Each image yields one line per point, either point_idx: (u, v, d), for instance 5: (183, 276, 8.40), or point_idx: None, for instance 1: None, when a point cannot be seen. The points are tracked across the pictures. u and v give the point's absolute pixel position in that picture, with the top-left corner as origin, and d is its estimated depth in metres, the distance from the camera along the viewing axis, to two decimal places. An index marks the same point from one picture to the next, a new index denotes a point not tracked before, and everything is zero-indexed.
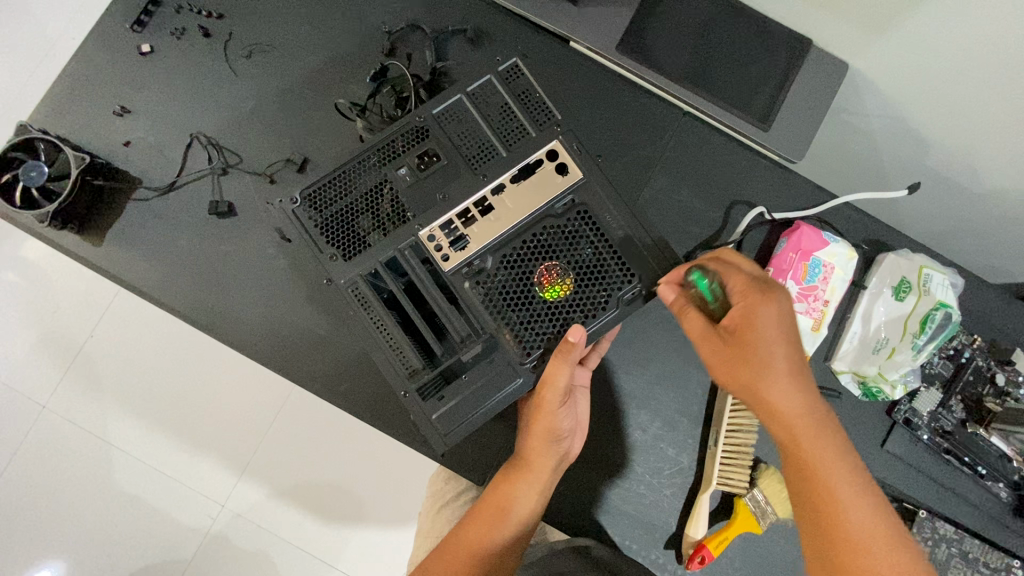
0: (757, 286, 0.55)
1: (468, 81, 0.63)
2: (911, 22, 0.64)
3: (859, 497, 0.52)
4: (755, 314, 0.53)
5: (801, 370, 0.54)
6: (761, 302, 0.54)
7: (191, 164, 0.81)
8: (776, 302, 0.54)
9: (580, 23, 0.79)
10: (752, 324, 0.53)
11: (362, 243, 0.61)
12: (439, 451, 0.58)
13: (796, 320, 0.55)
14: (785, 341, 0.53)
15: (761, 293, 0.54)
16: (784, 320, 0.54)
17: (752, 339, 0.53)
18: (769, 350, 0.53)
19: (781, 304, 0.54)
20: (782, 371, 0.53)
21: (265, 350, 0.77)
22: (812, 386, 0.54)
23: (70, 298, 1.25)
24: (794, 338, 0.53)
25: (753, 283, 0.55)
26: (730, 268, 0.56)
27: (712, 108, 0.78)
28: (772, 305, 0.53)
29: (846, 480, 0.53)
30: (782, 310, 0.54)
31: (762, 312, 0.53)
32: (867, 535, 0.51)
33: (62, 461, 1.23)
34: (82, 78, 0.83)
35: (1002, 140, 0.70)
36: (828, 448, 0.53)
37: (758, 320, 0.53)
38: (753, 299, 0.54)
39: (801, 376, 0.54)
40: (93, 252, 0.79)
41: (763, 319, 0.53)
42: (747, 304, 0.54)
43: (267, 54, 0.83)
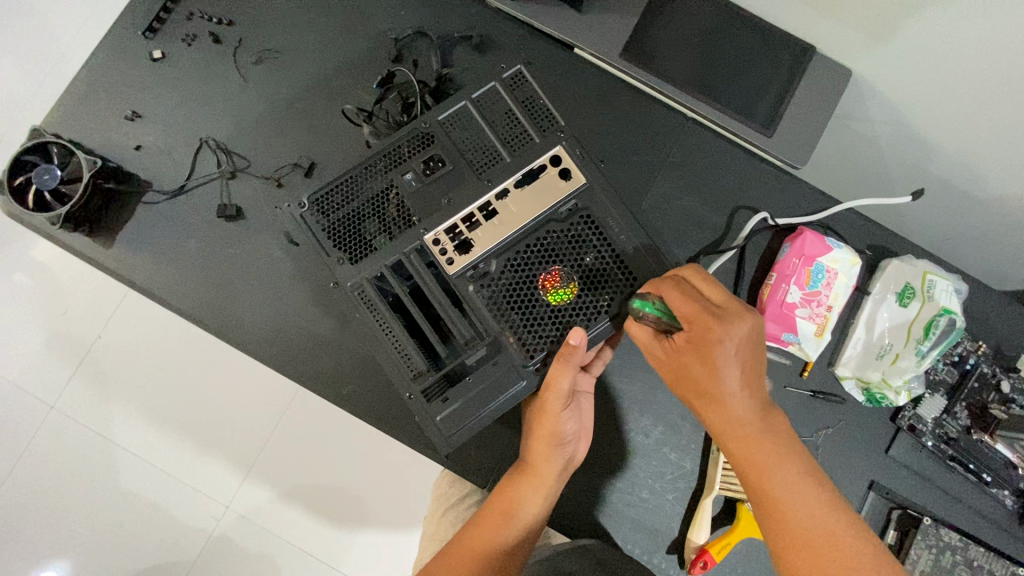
0: (706, 311, 0.53)
1: (472, 88, 0.64)
2: (918, 27, 0.64)
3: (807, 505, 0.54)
4: (699, 336, 0.54)
5: (751, 384, 0.55)
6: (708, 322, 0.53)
7: (200, 168, 0.82)
8: (722, 331, 0.53)
9: (585, 30, 0.80)
10: (699, 349, 0.54)
11: (368, 246, 0.62)
12: (444, 453, 0.58)
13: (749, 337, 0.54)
14: (732, 358, 0.53)
15: (707, 320, 0.53)
16: (732, 346, 0.53)
17: (696, 361, 0.54)
18: (713, 372, 0.54)
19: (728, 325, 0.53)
20: (729, 384, 0.54)
21: (271, 352, 0.78)
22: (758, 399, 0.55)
23: (79, 299, 1.27)
24: (742, 356, 0.54)
25: (701, 309, 0.54)
26: (678, 291, 0.55)
27: (715, 113, 0.78)
28: (721, 330, 0.52)
29: (802, 488, 0.54)
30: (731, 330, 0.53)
31: (708, 340, 0.53)
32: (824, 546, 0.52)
33: (68, 461, 1.25)
34: (95, 83, 0.85)
35: (1006, 145, 0.70)
36: (779, 456, 0.55)
37: (706, 347, 0.53)
38: (698, 326, 0.53)
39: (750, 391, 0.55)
40: (103, 254, 0.80)
41: (708, 347, 0.53)
42: (692, 325, 0.54)
43: (276, 60, 0.85)
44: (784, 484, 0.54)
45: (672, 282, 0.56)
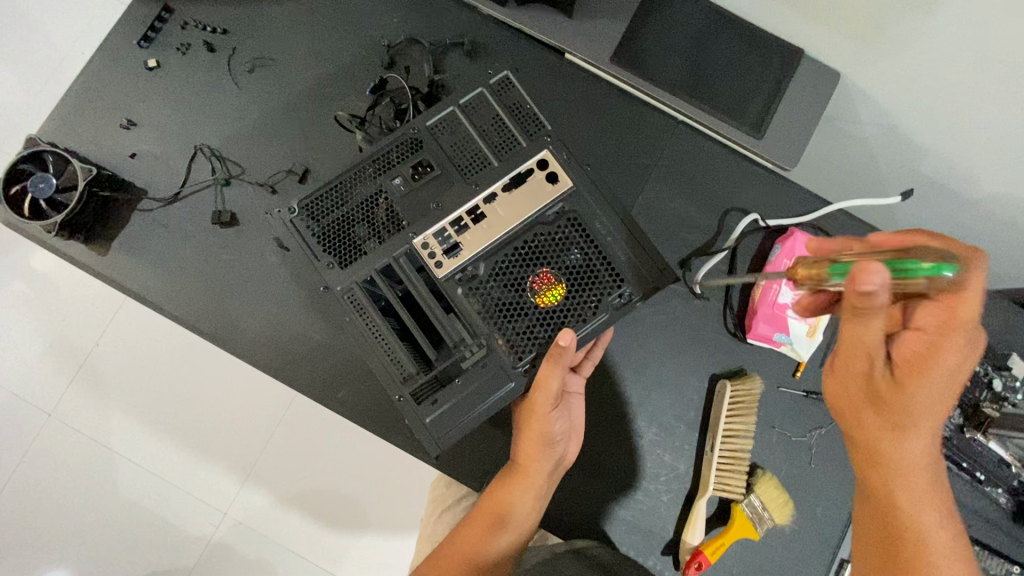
0: (938, 334, 0.47)
1: (460, 93, 0.64)
2: (904, 31, 0.65)
3: (935, 518, 0.54)
4: (929, 356, 0.47)
5: (894, 414, 0.51)
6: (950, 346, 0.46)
7: (194, 175, 0.83)
8: (932, 360, 0.47)
9: (575, 36, 0.80)
10: (909, 381, 0.49)
11: (358, 250, 0.62)
12: (434, 455, 0.59)
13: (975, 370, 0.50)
14: (941, 387, 0.48)
15: (938, 345, 0.47)
16: (918, 372, 0.48)
17: (903, 388, 0.49)
18: (896, 395, 0.50)
19: (966, 359, 0.47)
20: (916, 417, 0.50)
21: (267, 358, 0.79)
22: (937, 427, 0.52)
23: (77, 307, 1.27)
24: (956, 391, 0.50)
25: (932, 328, 0.47)
26: (881, 326, 0.45)
27: (704, 117, 0.79)
28: (961, 356, 0.47)
29: (934, 521, 0.54)
30: (965, 362, 0.48)
31: (933, 371, 0.47)
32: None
33: (66, 469, 1.25)
34: (90, 92, 0.85)
35: (992, 144, 0.71)
36: (922, 487, 0.54)
37: (930, 374, 0.48)
38: (951, 355, 0.47)
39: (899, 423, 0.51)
40: (99, 261, 0.81)
41: (896, 371, 0.49)
42: (911, 342, 0.48)
43: (270, 68, 0.86)
44: (918, 496, 0.54)
45: (881, 317, 0.44)
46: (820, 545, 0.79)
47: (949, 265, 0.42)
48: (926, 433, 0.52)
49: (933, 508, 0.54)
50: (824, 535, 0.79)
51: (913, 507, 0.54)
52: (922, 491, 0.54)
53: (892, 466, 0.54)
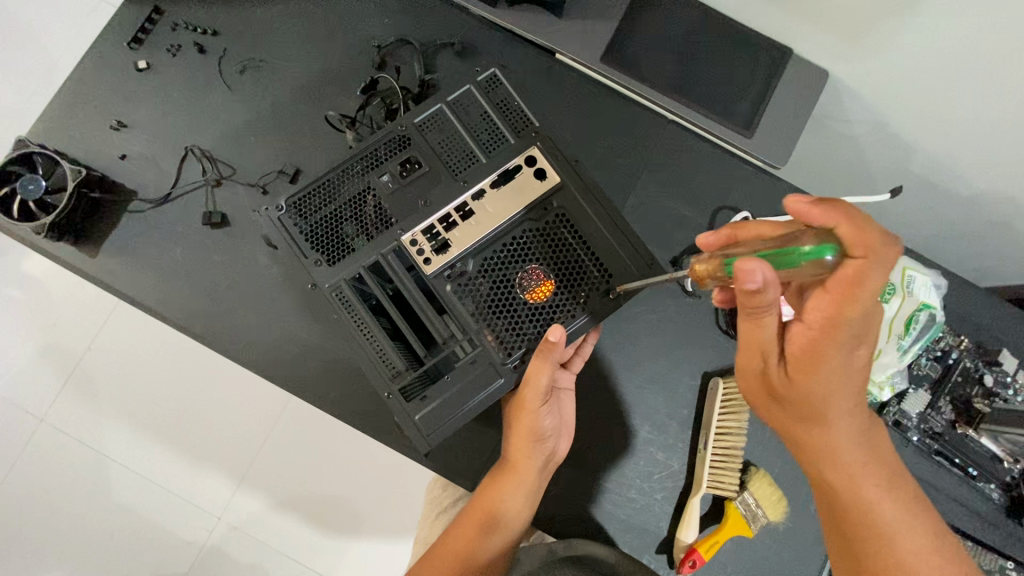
0: (824, 331, 0.50)
1: (448, 91, 0.64)
2: (892, 26, 0.66)
3: (890, 500, 0.56)
4: (816, 352, 0.51)
5: (805, 411, 0.55)
6: (834, 340, 0.50)
7: (185, 176, 0.83)
8: (821, 357, 0.51)
9: (565, 36, 0.81)
10: (803, 376, 0.53)
11: (346, 248, 0.62)
12: (423, 452, 0.58)
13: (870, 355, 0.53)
14: (840, 377, 0.52)
15: (826, 342, 0.50)
16: (810, 369, 0.52)
17: (804, 385, 0.53)
18: (797, 393, 0.54)
19: (852, 349, 0.51)
20: (829, 412, 0.54)
21: (259, 359, 0.78)
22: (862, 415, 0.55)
23: (68, 312, 1.27)
24: (858, 380, 0.53)
25: (816, 327, 0.50)
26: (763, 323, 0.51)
27: (694, 115, 0.79)
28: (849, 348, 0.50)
29: (887, 503, 0.56)
30: (854, 353, 0.51)
31: (821, 366, 0.52)
32: (905, 559, 0.55)
33: (58, 474, 1.24)
34: (80, 94, 0.85)
35: (979, 139, 0.72)
36: (863, 475, 0.56)
37: (820, 370, 0.52)
38: (839, 349, 0.50)
39: (816, 421, 0.55)
40: (89, 263, 0.81)
41: (799, 371, 0.53)
42: (799, 335, 0.52)
43: (261, 69, 0.86)
44: (866, 482, 0.56)
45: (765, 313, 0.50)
46: (815, 542, 0.78)
47: (831, 248, 0.45)
48: (846, 423, 0.55)
49: (879, 491, 0.56)
50: (819, 532, 0.79)
51: (867, 498, 0.56)
52: (869, 478, 0.56)
53: (830, 465, 0.57)
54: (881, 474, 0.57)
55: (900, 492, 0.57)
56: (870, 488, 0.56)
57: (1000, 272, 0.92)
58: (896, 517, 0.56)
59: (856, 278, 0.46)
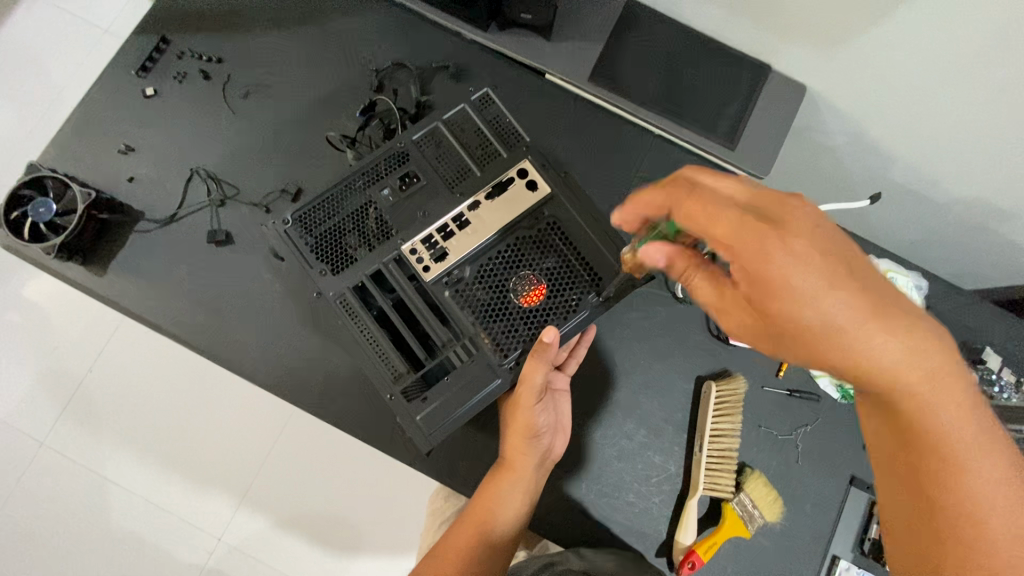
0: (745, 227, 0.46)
1: (443, 110, 0.68)
2: (862, 41, 0.70)
3: (947, 402, 0.46)
4: (758, 271, 0.45)
5: (812, 331, 0.44)
6: (762, 252, 0.44)
7: (190, 197, 0.86)
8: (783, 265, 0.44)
9: (554, 56, 0.85)
10: (777, 290, 0.44)
11: (349, 258, 0.65)
12: (425, 451, 0.60)
13: (819, 238, 0.45)
14: (813, 273, 0.44)
15: (763, 240, 0.45)
16: (789, 280, 0.44)
17: (777, 304, 0.45)
18: (793, 314, 0.44)
19: (788, 241, 0.45)
20: (832, 322, 0.44)
21: (262, 373, 0.80)
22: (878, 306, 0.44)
23: (72, 333, 1.29)
24: (836, 267, 0.44)
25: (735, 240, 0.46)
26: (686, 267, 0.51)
27: (679, 128, 0.83)
28: (787, 242, 0.44)
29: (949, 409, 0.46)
30: (794, 244, 0.44)
31: (779, 269, 0.44)
32: (982, 496, 0.47)
33: (58, 496, 1.24)
34: (90, 121, 0.89)
35: (952, 143, 0.75)
36: (919, 385, 0.45)
37: (781, 274, 0.44)
38: (768, 244, 0.45)
39: (834, 344, 0.44)
40: (96, 282, 0.83)
41: (777, 283, 0.44)
42: (746, 256, 0.45)
43: (263, 93, 0.89)
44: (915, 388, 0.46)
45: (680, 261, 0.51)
46: (811, 542, 0.80)
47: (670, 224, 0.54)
48: (864, 326, 0.44)
49: (939, 408, 0.46)
50: (815, 532, 0.80)
51: (927, 410, 0.46)
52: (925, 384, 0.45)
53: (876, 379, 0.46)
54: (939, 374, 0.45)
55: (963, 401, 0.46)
56: (925, 412, 0.46)
57: (981, 274, 0.95)
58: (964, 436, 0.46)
59: (707, 215, 0.47)
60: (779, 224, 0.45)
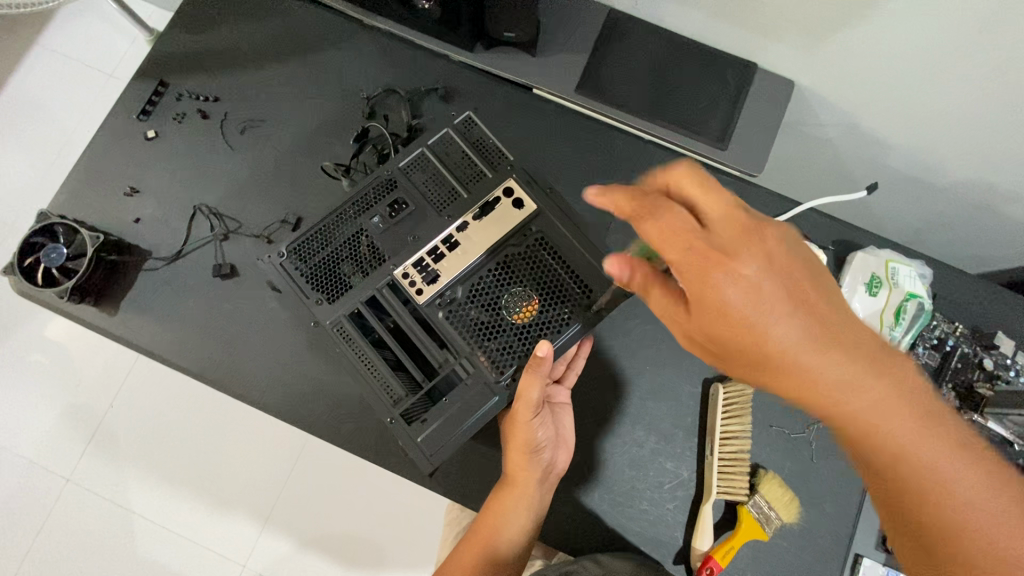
0: (690, 253, 0.44)
1: (427, 135, 0.69)
2: (847, 34, 0.70)
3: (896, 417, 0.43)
4: (703, 301, 0.44)
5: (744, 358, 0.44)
6: (704, 280, 0.43)
7: (194, 233, 0.88)
8: (726, 278, 0.43)
9: (540, 71, 0.86)
10: (709, 310, 0.44)
11: (344, 285, 0.66)
12: (427, 472, 0.60)
13: (771, 261, 0.44)
14: (748, 295, 0.43)
15: (701, 263, 0.44)
16: (730, 305, 0.43)
17: (711, 322, 0.44)
18: (740, 333, 0.43)
19: (732, 268, 0.43)
20: (780, 349, 0.43)
21: (273, 400, 0.82)
22: (830, 329, 0.43)
23: (91, 371, 1.32)
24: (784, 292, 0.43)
25: (689, 254, 0.44)
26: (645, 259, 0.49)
27: (668, 133, 0.84)
28: (725, 267, 0.43)
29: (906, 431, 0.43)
30: (741, 267, 0.43)
31: (710, 290, 0.43)
32: (973, 529, 0.43)
33: (85, 532, 1.26)
34: (96, 167, 0.92)
35: (945, 126, 0.75)
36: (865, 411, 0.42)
37: (716, 292, 0.43)
38: (694, 270, 0.44)
39: (775, 370, 0.43)
40: (109, 322, 0.85)
41: (715, 299, 0.43)
42: (689, 279, 0.44)
43: (260, 128, 0.92)
44: (860, 407, 0.43)
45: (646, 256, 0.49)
46: (833, 541, 0.78)
47: None
48: (807, 347, 0.43)
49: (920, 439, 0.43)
50: (835, 531, 0.79)
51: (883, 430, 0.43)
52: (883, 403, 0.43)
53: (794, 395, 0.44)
54: (886, 386, 0.43)
55: (924, 415, 0.43)
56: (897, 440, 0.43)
57: (991, 257, 0.94)
58: (935, 454, 0.43)
59: (663, 233, 0.45)
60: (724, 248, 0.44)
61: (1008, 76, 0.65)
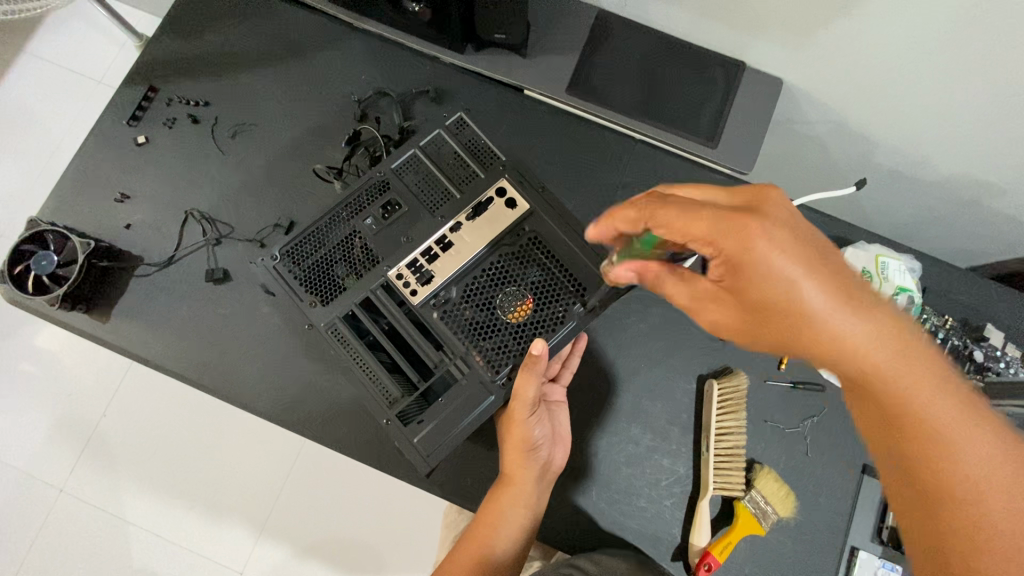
0: (725, 218, 0.45)
1: (419, 137, 0.69)
2: (832, 33, 0.71)
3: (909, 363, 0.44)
4: (740, 262, 0.45)
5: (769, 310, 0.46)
6: (739, 240, 0.45)
7: (186, 238, 0.88)
8: (766, 231, 0.44)
9: (530, 73, 0.87)
10: (750, 267, 0.45)
11: (338, 287, 0.66)
12: (424, 473, 0.61)
13: (796, 227, 0.45)
14: (786, 250, 0.44)
15: (733, 225, 0.45)
16: (775, 257, 0.44)
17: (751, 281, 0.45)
18: (769, 287, 0.45)
19: (770, 228, 0.45)
20: (794, 300, 0.44)
21: (268, 404, 0.81)
22: (839, 282, 0.45)
23: (83, 379, 1.31)
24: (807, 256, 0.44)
25: (723, 218, 0.45)
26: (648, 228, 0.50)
27: (659, 132, 0.84)
28: (760, 229, 0.44)
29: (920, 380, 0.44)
30: (772, 230, 0.45)
31: (747, 249, 0.44)
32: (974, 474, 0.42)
33: (80, 542, 1.25)
34: (86, 173, 0.91)
35: (931, 122, 0.76)
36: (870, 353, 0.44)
37: (756, 252, 0.44)
38: (727, 233, 0.45)
39: (796, 317, 0.45)
40: (101, 329, 0.85)
41: (758, 256, 0.44)
42: (727, 241, 0.45)
43: (251, 132, 0.92)
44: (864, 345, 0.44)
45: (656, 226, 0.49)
46: (829, 534, 0.79)
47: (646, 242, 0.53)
48: (826, 302, 0.44)
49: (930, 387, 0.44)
50: (830, 524, 0.79)
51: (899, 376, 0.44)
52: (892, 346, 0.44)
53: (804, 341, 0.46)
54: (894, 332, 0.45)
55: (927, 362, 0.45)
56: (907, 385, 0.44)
57: (979, 250, 0.95)
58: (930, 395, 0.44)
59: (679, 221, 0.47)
60: (754, 213, 0.46)
61: (991, 71, 0.66)
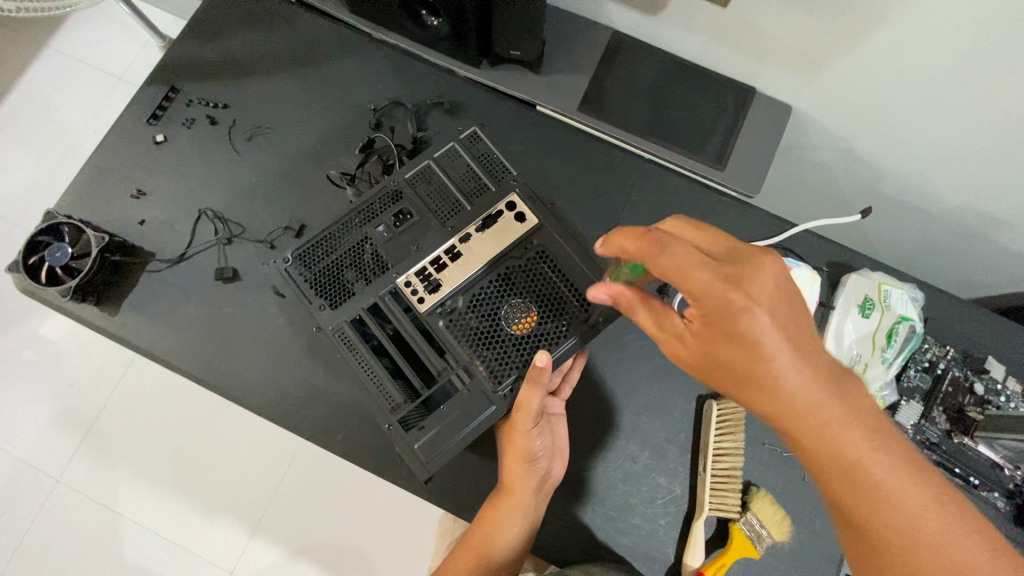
0: (717, 275, 0.46)
1: (433, 149, 0.71)
2: (841, 62, 0.72)
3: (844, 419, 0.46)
4: (716, 318, 0.47)
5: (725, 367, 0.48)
6: (722, 301, 0.46)
7: (198, 236, 0.89)
8: (744, 293, 0.46)
9: (543, 89, 0.88)
10: (730, 328, 0.46)
11: (347, 292, 0.67)
12: (423, 480, 0.61)
13: (777, 291, 0.47)
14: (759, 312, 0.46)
15: (724, 287, 0.46)
16: (752, 319, 0.46)
17: (728, 345, 0.47)
18: (746, 349, 0.46)
19: (746, 291, 0.46)
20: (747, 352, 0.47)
21: (269, 404, 0.82)
22: (797, 339, 0.47)
23: (87, 370, 1.32)
24: (784, 319, 0.46)
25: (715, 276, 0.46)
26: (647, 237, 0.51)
27: (667, 152, 0.85)
28: (739, 292, 0.46)
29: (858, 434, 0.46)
30: (754, 297, 0.46)
31: (729, 310, 0.46)
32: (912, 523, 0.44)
33: (73, 533, 1.25)
34: (104, 168, 0.93)
35: (936, 152, 0.77)
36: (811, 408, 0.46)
37: (730, 314, 0.46)
38: (717, 293, 0.46)
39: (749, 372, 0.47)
40: (110, 322, 0.86)
41: (736, 318, 0.46)
42: (710, 299, 0.46)
43: (267, 135, 0.93)
44: (798, 397, 0.46)
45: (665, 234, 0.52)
46: (823, 560, 0.79)
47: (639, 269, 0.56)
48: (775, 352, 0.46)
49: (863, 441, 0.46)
50: (825, 551, 0.79)
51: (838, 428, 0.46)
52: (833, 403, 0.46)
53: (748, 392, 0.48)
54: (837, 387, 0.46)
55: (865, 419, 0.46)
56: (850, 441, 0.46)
57: (983, 282, 0.95)
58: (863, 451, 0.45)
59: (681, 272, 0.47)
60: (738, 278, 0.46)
61: (996, 105, 0.67)
